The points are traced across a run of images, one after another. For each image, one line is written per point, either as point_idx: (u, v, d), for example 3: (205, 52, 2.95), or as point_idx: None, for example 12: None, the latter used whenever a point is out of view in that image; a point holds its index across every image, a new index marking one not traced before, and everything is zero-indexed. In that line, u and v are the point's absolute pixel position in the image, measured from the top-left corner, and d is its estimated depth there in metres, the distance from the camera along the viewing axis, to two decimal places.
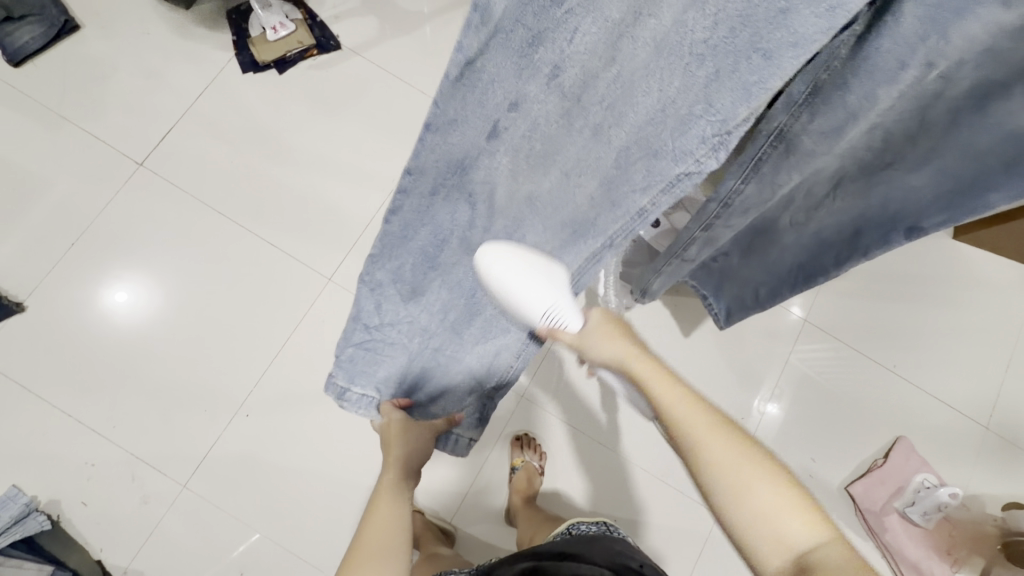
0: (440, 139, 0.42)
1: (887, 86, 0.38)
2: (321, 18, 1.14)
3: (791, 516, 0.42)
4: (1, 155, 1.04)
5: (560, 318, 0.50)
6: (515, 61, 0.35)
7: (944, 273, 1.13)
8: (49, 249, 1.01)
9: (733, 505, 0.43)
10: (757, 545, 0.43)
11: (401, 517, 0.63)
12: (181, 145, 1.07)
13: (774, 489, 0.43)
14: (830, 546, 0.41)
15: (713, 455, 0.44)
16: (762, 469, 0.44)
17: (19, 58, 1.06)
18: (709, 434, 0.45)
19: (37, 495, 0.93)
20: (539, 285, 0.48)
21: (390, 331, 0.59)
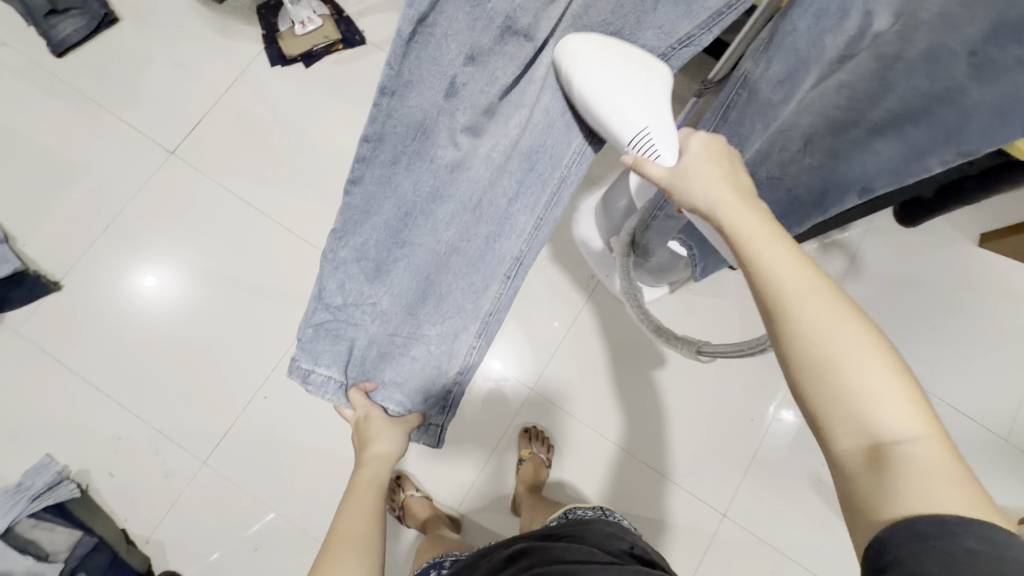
0: (397, 104, 0.42)
1: (833, 35, 0.41)
2: (347, 12, 1.17)
3: (892, 398, 0.34)
4: (44, 142, 1.09)
5: (654, 143, 0.49)
6: (467, 10, 0.40)
7: (967, 280, 1.10)
8: (83, 233, 1.06)
9: (810, 370, 0.36)
10: (829, 425, 0.35)
11: (376, 508, 0.70)
12: (210, 135, 1.11)
13: (879, 363, 0.34)
14: (930, 446, 0.32)
15: (812, 312, 0.36)
16: (865, 338, 0.35)
17: (61, 49, 1.11)
18: (806, 290, 0.37)
19: (68, 464, 0.98)
20: (632, 96, 0.50)
21: (356, 312, 0.55)
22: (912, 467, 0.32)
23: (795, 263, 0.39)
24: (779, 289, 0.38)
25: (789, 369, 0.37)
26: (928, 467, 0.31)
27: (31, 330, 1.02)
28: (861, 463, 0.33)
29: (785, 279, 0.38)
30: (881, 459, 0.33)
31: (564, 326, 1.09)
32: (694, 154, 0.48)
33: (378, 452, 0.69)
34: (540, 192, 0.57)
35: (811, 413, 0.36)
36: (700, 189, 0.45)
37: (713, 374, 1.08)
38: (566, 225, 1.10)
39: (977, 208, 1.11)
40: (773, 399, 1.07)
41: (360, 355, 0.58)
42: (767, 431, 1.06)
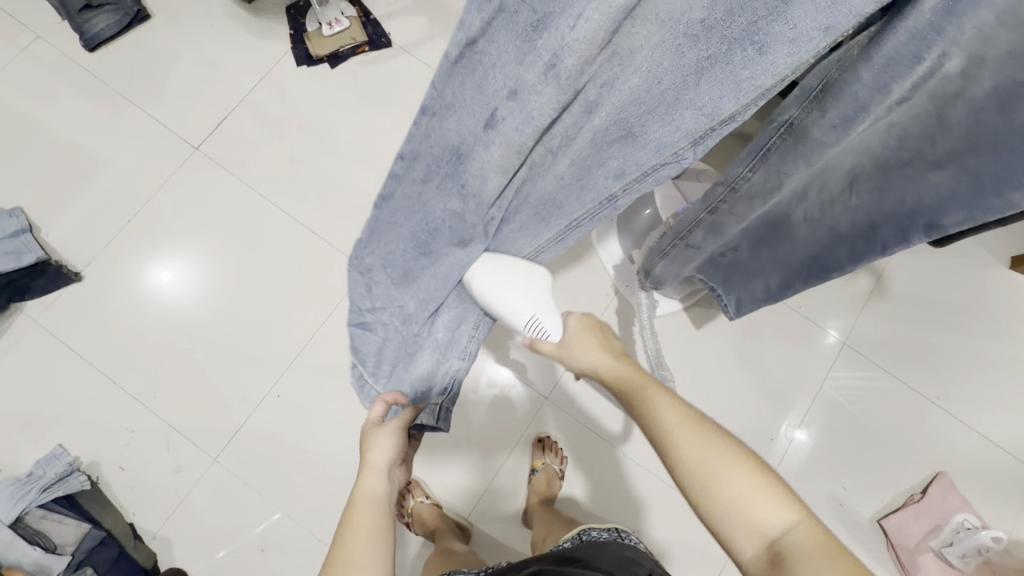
0: (436, 124, 0.42)
1: (901, 80, 0.39)
2: (374, 15, 1.17)
3: (762, 501, 0.43)
4: (72, 135, 1.10)
5: (542, 326, 0.57)
6: (518, 44, 0.34)
7: (999, 304, 1.07)
8: (106, 227, 1.07)
9: (702, 496, 0.45)
10: (731, 535, 0.44)
11: (387, 530, 0.55)
12: (234, 132, 1.12)
13: (744, 473, 0.45)
14: (804, 530, 0.42)
15: (684, 449, 0.47)
16: (727, 457, 0.46)
17: (93, 44, 1.12)
18: (675, 428, 0.48)
19: (80, 455, 0.98)
20: (521, 298, 0.54)
21: (384, 313, 0.58)
22: (794, 557, 0.40)
23: (661, 408, 0.50)
24: (660, 436, 0.49)
25: (689, 496, 0.46)
26: (807, 550, 0.40)
27: (50, 319, 1.02)
28: (765, 563, 0.42)
29: (659, 425, 0.49)
30: (777, 556, 0.41)
31: None
32: (574, 329, 0.60)
33: (377, 466, 0.60)
34: (549, 227, 0.52)
35: (717, 531, 0.45)
36: (584, 357, 0.59)
37: (733, 392, 1.05)
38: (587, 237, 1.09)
39: (1010, 231, 1.08)
40: (790, 418, 1.04)
41: (391, 358, 0.60)
42: (784, 452, 1.03)
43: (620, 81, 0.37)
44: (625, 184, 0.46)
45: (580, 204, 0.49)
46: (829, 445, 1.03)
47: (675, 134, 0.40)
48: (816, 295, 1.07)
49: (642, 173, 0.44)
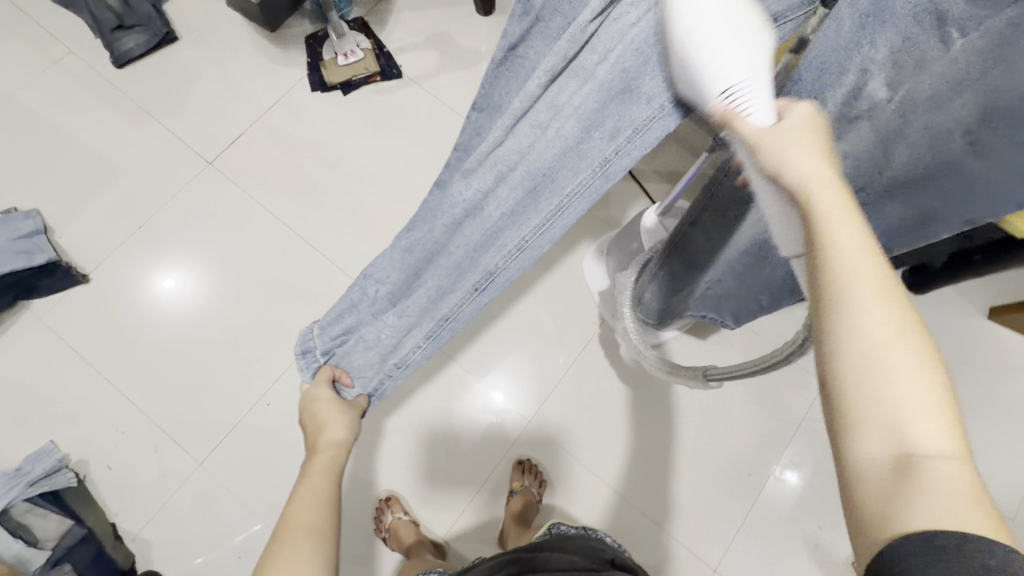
0: (483, 118, 0.54)
1: (833, 89, 0.41)
2: (388, 48, 1.24)
3: (926, 410, 0.29)
4: (92, 143, 1.16)
5: (745, 98, 0.37)
6: (550, 42, 0.44)
7: (978, 352, 1.09)
8: (117, 231, 1.11)
9: (856, 370, 0.30)
10: (858, 427, 0.30)
11: (334, 496, 0.54)
12: (247, 148, 1.17)
13: (921, 372, 0.30)
14: (959, 466, 0.28)
15: (864, 304, 0.31)
16: (914, 350, 0.30)
17: (121, 61, 1.19)
18: (867, 277, 0.31)
19: (69, 453, 0.99)
20: (735, 41, 0.36)
21: (370, 285, 0.60)
22: (933, 482, 0.28)
23: (863, 245, 0.32)
24: (839, 276, 0.31)
25: (826, 361, 0.32)
26: (953, 485, 0.28)
27: (54, 318, 1.06)
28: (882, 472, 0.29)
29: (847, 264, 0.31)
30: (905, 474, 0.28)
31: (569, 358, 1.10)
32: (798, 119, 0.37)
33: (331, 442, 0.61)
34: (532, 214, 0.46)
35: (837, 412, 0.31)
36: (773, 149, 0.36)
37: (716, 426, 1.08)
38: (578, 266, 1.14)
39: (989, 282, 1.11)
40: (779, 459, 1.06)
41: (348, 326, 0.62)
42: (765, 487, 1.05)
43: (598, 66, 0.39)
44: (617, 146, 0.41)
45: (543, 200, 0.45)
46: (815, 485, 1.05)
47: (642, 109, 0.40)
48: None
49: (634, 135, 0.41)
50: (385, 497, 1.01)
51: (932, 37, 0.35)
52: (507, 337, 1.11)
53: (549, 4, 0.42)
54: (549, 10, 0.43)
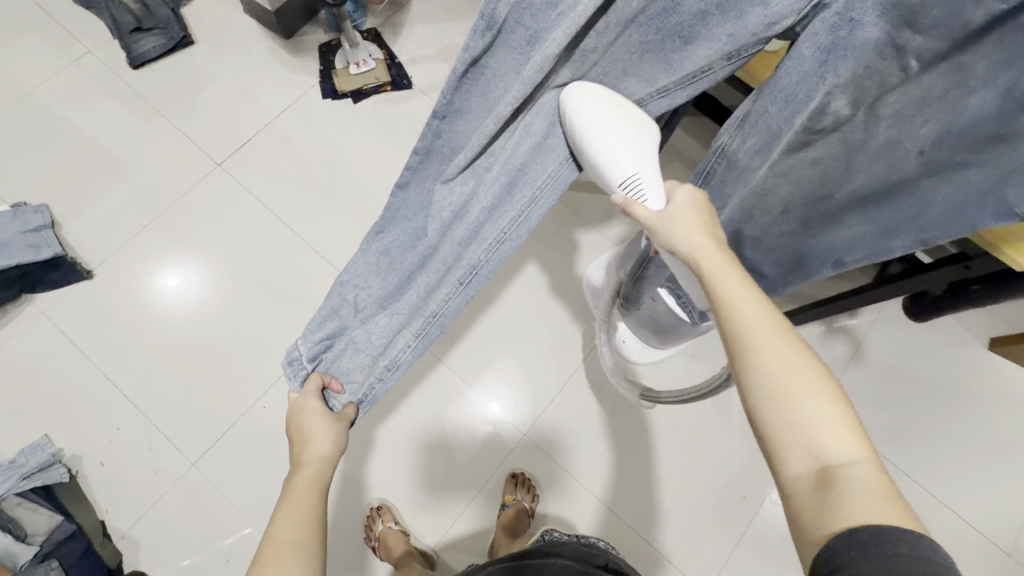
0: (447, 126, 0.49)
1: (799, 114, 0.44)
2: (399, 59, 1.26)
3: (831, 427, 0.36)
4: (104, 141, 1.17)
5: (640, 188, 0.50)
6: (516, 57, 0.43)
7: (977, 382, 1.09)
8: (124, 228, 1.12)
9: (769, 403, 0.38)
10: (782, 450, 0.37)
11: (319, 511, 0.54)
12: (257, 151, 1.19)
13: (823, 397, 0.38)
14: (866, 468, 0.35)
15: (766, 351, 0.40)
16: (817, 381, 0.38)
17: (138, 62, 1.22)
18: (765, 331, 0.40)
19: (63, 447, 0.99)
20: (623, 142, 0.49)
21: (351, 291, 0.61)
22: (848, 487, 0.34)
23: (759, 308, 0.42)
24: (744, 332, 0.41)
25: (748, 398, 0.39)
26: (867, 486, 0.34)
27: (56, 312, 1.06)
28: (808, 487, 0.35)
29: (748, 322, 0.41)
30: (827, 484, 0.35)
31: (566, 371, 1.10)
32: (680, 199, 0.50)
33: (316, 457, 0.58)
34: (510, 209, 0.51)
35: (767, 442, 0.38)
36: (685, 235, 0.48)
37: (712, 446, 1.07)
38: (579, 280, 1.15)
39: (988, 312, 1.12)
40: (775, 483, 1.06)
41: (330, 332, 0.61)
42: (761, 511, 1.04)
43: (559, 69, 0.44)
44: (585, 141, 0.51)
45: (518, 193, 0.51)
46: None
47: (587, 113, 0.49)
48: None
49: None
50: (376, 505, 1.01)
51: (895, 63, 0.38)
52: (504, 348, 1.11)
53: (514, 15, 0.40)
54: (512, 22, 0.41)
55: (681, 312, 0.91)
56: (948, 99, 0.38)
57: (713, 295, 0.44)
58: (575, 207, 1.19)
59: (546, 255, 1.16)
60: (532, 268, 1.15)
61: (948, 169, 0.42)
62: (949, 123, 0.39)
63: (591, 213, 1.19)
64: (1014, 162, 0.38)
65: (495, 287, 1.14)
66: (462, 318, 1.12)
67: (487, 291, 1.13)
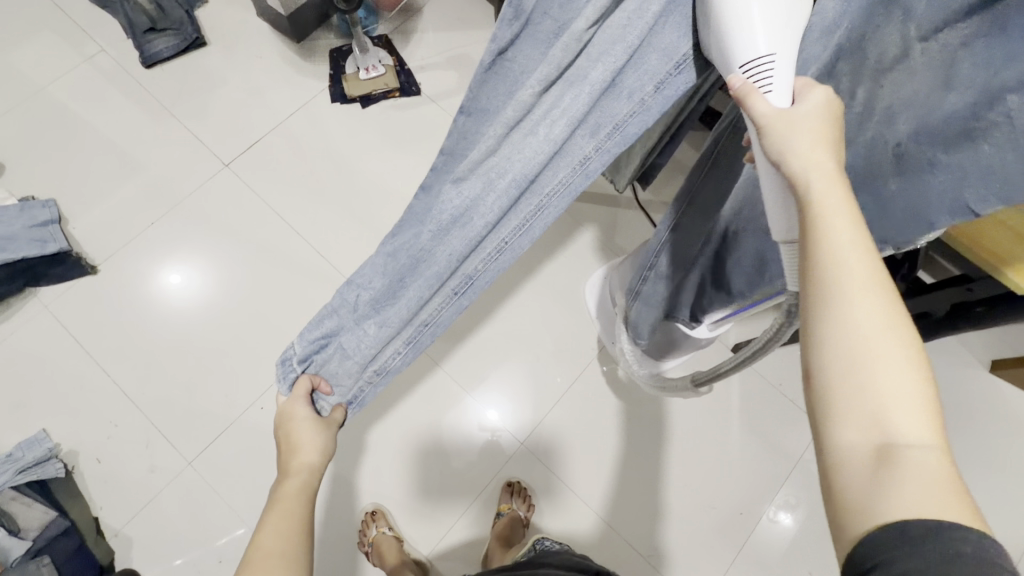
0: (470, 123, 0.50)
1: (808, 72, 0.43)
2: (409, 66, 1.28)
3: (907, 404, 0.32)
4: (114, 139, 1.18)
5: (771, 72, 0.39)
6: (541, 48, 0.45)
7: (979, 405, 1.08)
8: (130, 225, 1.13)
9: (845, 364, 0.34)
10: (841, 417, 0.33)
11: (306, 519, 0.57)
12: (265, 153, 1.20)
13: (903, 366, 0.33)
14: (934, 456, 0.31)
15: (856, 305, 0.34)
16: (902, 348, 0.34)
17: (151, 61, 1.23)
18: (863, 281, 0.35)
19: (60, 443, 0.99)
20: (774, 8, 0.38)
21: (352, 289, 0.54)
22: (912, 471, 0.31)
23: (861, 251, 0.35)
24: (837, 277, 0.35)
25: (815, 357, 0.35)
26: (931, 474, 0.30)
27: (59, 306, 1.07)
28: (864, 463, 0.32)
29: (844, 266, 0.35)
30: (887, 465, 0.31)
31: (569, 380, 1.10)
32: (813, 102, 0.39)
33: (303, 465, 0.60)
34: (512, 215, 0.46)
35: (823, 407, 0.34)
36: (794, 143, 0.38)
37: (710, 461, 1.07)
38: (581, 289, 1.15)
39: (990, 335, 1.11)
40: (773, 500, 1.05)
41: (328, 329, 0.56)
42: (758, 528, 1.04)
43: (591, 69, 0.40)
44: (598, 144, 0.43)
45: (522, 201, 0.45)
46: (808, 530, 1.03)
47: (622, 104, 0.42)
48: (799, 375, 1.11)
49: (614, 131, 0.43)
50: (370, 509, 1.00)
51: (898, 34, 0.38)
52: (505, 356, 1.11)
53: (542, 7, 0.43)
54: (540, 13, 0.43)
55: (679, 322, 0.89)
56: (929, 97, 0.38)
57: (812, 224, 0.36)
58: (579, 217, 1.19)
59: (550, 265, 1.16)
60: (535, 277, 1.15)
61: (916, 167, 0.42)
62: (923, 118, 0.39)
63: (595, 223, 1.19)
64: (983, 162, 0.37)
65: (497, 295, 1.14)
66: (464, 326, 1.12)
67: (490, 299, 1.13)
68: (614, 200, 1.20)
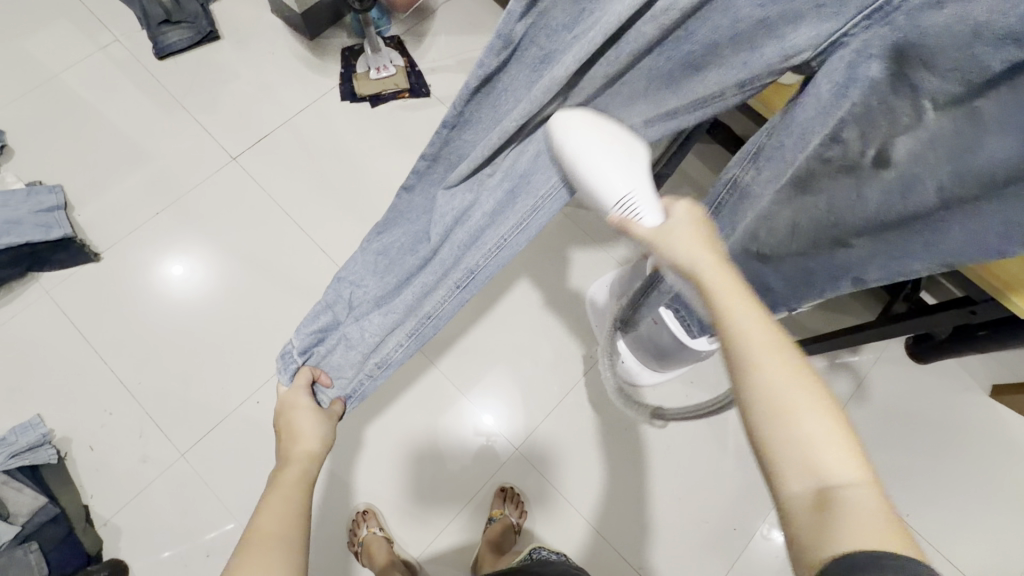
0: (455, 136, 0.49)
1: (813, 141, 0.44)
2: (419, 68, 1.28)
3: (830, 446, 0.34)
4: (122, 128, 1.19)
5: (638, 208, 0.44)
6: (529, 75, 0.42)
7: (978, 429, 1.08)
8: (135, 214, 1.13)
9: (766, 418, 0.35)
10: (779, 467, 0.34)
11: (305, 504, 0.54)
12: (273, 147, 1.20)
13: (819, 412, 0.35)
14: (865, 490, 0.33)
15: (767, 363, 0.36)
16: (815, 395, 0.35)
17: (164, 53, 1.24)
18: (766, 343, 0.36)
19: (54, 429, 0.99)
20: (616, 165, 0.44)
21: (349, 287, 0.60)
22: (849, 509, 0.32)
23: (756, 316, 0.38)
24: (740, 343, 0.37)
25: (743, 414, 0.36)
26: (865, 510, 0.31)
27: (61, 292, 1.07)
28: (806, 505, 0.33)
29: (744, 332, 0.37)
30: (826, 505, 0.32)
31: (563, 390, 1.09)
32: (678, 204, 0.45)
33: (304, 453, 0.60)
34: (510, 215, 0.48)
35: (763, 459, 0.35)
36: (678, 234, 0.43)
37: (705, 474, 1.06)
38: (583, 296, 1.15)
39: (991, 359, 1.10)
40: (767, 517, 1.04)
41: (323, 325, 0.62)
42: (752, 545, 1.03)
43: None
44: None
45: (518, 202, 0.47)
46: None
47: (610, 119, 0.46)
48: None
49: None
50: (362, 509, 1.00)
51: (911, 103, 0.38)
52: (502, 362, 1.11)
53: (529, 35, 0.40)
54: (527, 41, 0.40)
55: (681, 326, 0.87)
56: (963, 141, 0.38)
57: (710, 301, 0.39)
58: (583, 224, 1.19)
59: (551, 271, 1.16)
60: (535, 283, 1.15)
61: (979, 177, 0.40)
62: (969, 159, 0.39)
63: (598, 230, 1.19)
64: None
65: (497, 299, 1.14)
66: (462, 328, 1.12)
67: (490, 303, 1.13)
68: None
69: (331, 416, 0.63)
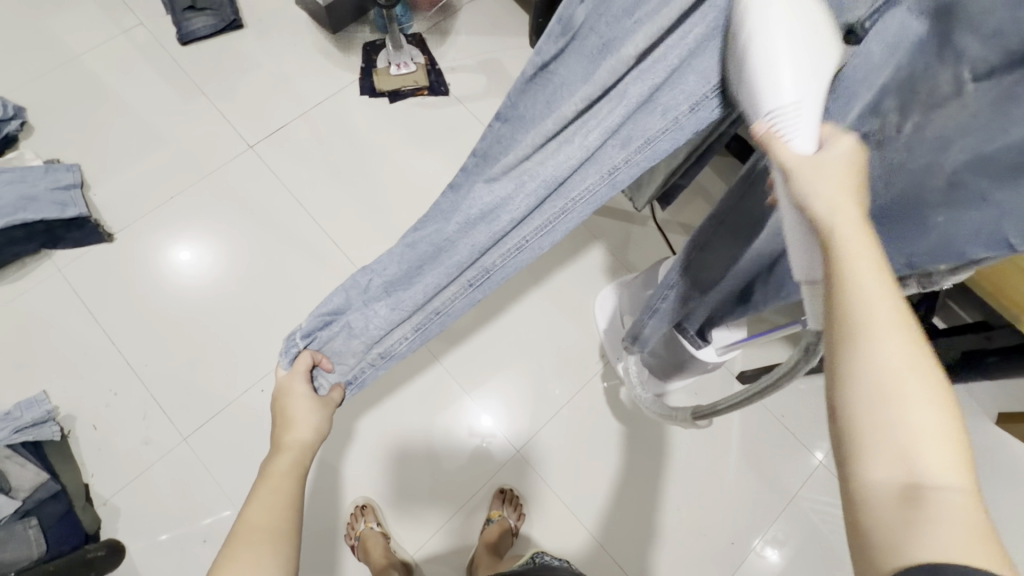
0: (506, 130, 0.50)
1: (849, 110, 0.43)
2: (439, 66, 1.29)
3: (936, 443, 0.30)
4: (142, 112, 1.20)
5: (792, 122, 0.37)
6: (586, 63, 0.44)
7: (982, 457, 1.07)
8: (151, 197, 1.14)
9: (869, 400, 0.31)
10: (866, 452, 0.30)
11: (297, 498, 0.55)
12: (290, 138, 1.21)
13: (931, 405, 0.30)
14: (963, 498, 0.29)
15: (885, 341, 0.31)
16: (929, 387, 0.31)
17: (187, 39, 1.25)
18: (890, 320, 0.32)
19: (59, 406, 0.99)
20: (791, 46, 0.36)
21: (366, 273, 0.54)
22: (939, 512, 0.28)
23: (888, 286, 0.33)
24: (861, 312, 0.32)
25: (838, 391, 0.32)
26: (959, 518, 0.28)
27: (72, 270, 1.08)
28: (888, 500, 0.29)
29: (870, 303, 0.32)
30: (913, 504, 0.28)
31: (566, 394, 1.09)
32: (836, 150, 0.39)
33: (295, 442, 0.59)
34: (536, 217, 0.46)
35: (846, 443, 0.31)
36: (822, 183, 0.37)
37: (704, 487, 1.05)
38: (591, 302, 1.15)
39: (998, 387, 1.10)
40: (763, 534, 1.03)
41: (336, 307, 0.55)
42: (748, 561, 1.02)
43: (631, 84, 0.41)
44: (629, 155, 0.44)
45: (549, 202, 0.46)
46: (797, 568, 1.02)
47: (655, 120, 0.42)
48: (801, 409, 1.10)
49: (645, 144, 0.43)
50: (359, 504, 1.00)
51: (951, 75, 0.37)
52: (507, 363, 1.11)
53: (590, 21, 0.42)
54: (587, 27, 0.43)
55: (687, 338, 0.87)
56: (980, 130, 0.36)
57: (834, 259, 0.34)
58: (594, 230, 1.19)
59: (560, 275, 1.16)
60: (544, 286, 1.15)
61: (962, 203, 0.39)
62: (978, 148, 0.36)
63: (609, 236, 1.19)
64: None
65: (505, 300, 1.13)
66: (469, 327, 1.11)
67: (498, 304, 1.13)
68: (630, 216, 1.20)
69: (328, 401, 0.60)
